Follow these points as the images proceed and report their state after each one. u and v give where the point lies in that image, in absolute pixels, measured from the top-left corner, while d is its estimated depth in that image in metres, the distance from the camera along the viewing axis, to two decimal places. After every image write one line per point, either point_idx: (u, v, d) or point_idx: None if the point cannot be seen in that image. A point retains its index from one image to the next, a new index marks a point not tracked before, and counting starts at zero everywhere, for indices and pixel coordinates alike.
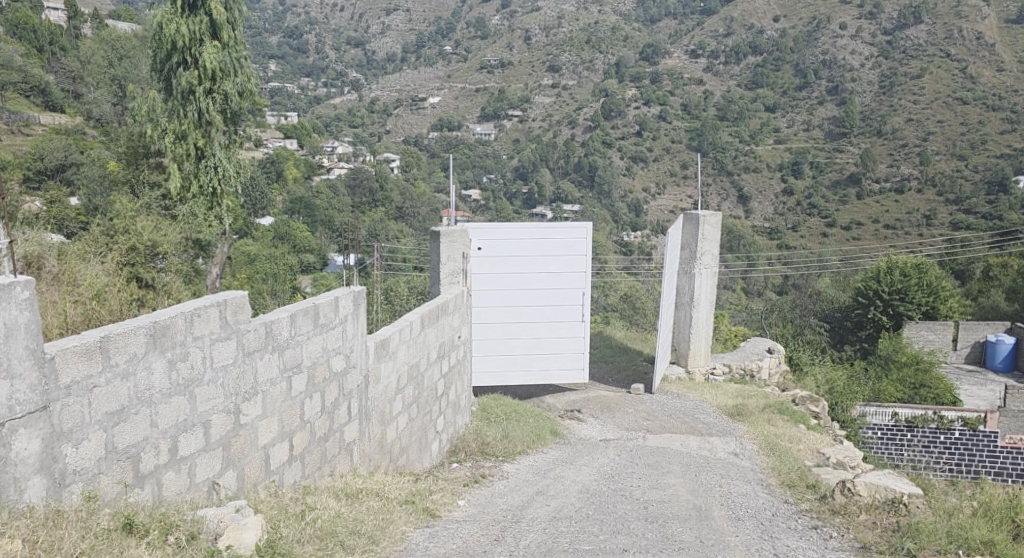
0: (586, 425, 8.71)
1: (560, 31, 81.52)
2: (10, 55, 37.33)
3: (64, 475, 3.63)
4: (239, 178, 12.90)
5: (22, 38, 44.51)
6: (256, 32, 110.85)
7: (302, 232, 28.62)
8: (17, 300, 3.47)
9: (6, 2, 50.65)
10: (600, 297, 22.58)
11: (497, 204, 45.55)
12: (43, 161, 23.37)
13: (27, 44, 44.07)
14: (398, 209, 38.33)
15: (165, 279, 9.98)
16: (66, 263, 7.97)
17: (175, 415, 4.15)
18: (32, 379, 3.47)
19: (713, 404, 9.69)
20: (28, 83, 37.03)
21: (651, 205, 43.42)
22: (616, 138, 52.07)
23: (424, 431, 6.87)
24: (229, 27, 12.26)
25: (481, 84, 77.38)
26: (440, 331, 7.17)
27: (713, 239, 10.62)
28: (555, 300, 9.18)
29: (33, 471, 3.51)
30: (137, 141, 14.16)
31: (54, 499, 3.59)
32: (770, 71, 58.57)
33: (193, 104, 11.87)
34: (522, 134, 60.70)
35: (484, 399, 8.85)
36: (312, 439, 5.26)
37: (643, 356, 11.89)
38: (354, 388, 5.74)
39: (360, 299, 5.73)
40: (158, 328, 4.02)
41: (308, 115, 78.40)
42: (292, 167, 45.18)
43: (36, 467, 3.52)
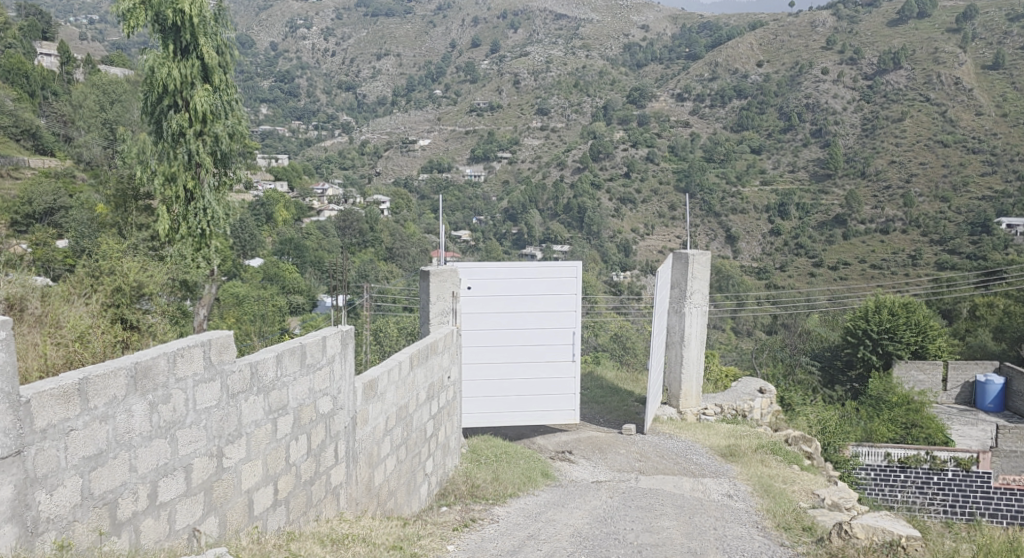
0: (578, 467, 8.58)
1: (548, 75, 82.66)
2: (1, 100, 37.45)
3: (36, 524, 3.50)
4: (229, 220, 12.81)
5: (13, 82, 44.77)
6: (248, 76, 111.94)
7: (292, 274, 28.56)
8: None
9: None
10: (590, 336, 22.54)
11: (487, 245, 45.70)
12: (32, 205, 23.34)
13: (19, 89, 44.27)
14: (388, 250, 38.38)
15: (150, 321, 9.89)
16: (49, 304, 7.87)
17: (155, 460, 4.05)
18: (7, 422, 3.37)
19: (705, 444, 9.59)
20: (18, 126, 37.12)
21: (640, 245, 43.61)
22: (605, 180, 52.49)
23: (412, 474, 6.74)
24: (221, 71, 12.30)
25: (471, 126, 78.14)
26: (430, 371, 7.10)
27: (702, 278, 10.62)
28: (545, 340, 9.12)
29: (3, 520, 3.38)
30: (126, 183, 14.05)
31: (24, 550, 3.45)
32: (755, 114, 59.26)
33: (183, 146, 11.85)
34: (511, 176, 61.14)
35: (474, 441, 8.71)
36: (297, 483, 5.15)
37: (635, 396, 11.76)
38: (341, 430, 5.64)
39: (348, 338, 5.66)
40: (140, 369, 3.93)
41: (298, 157, 78.83)
42: (282, 209, 45.28)
43: (8, 515, 3.40)
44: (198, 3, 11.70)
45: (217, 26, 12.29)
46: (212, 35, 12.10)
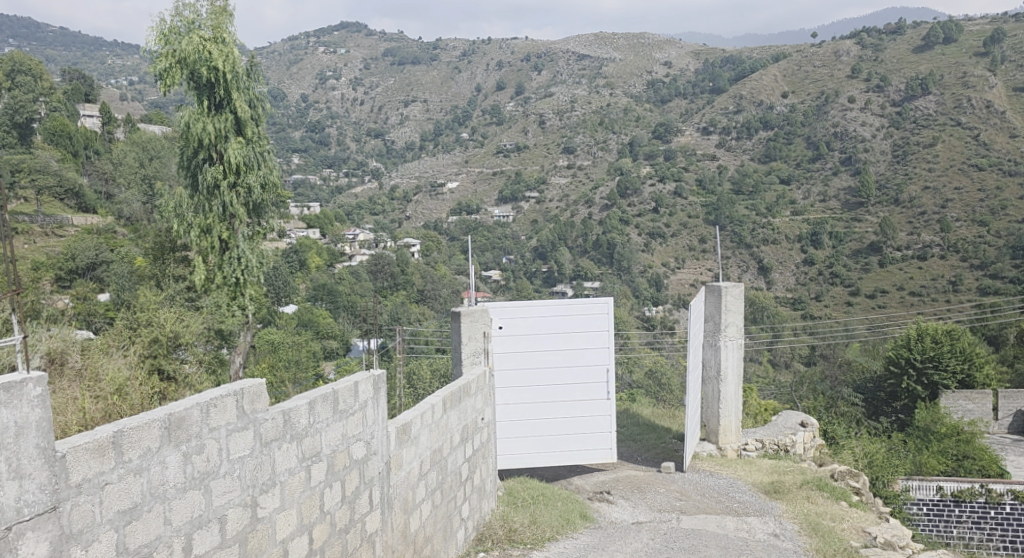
0: (617, 507, 8.40)
1: (573, 114, 83.24)
2: (46, 162, 38.49)
3: None
4: (263, 268, 12.89)
5: (58, 144, 46.26)
6: (280, 127, 114.50)
7: (326, 319, 28.80)
8: (28, 398, 3.39)
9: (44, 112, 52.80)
10: (625, 373, 22.30)
11: (517, 284, 45.78)
12: (75, 261, 23.88)
13: (63, 151, 45.65)
14: (419, 292, 38.58)
15: (185, 371, 9.94)
16: (88, 358, 8.02)
17: (190, 511, 4.02)
18: (43, 479, 3.40)
19: (747, 481, 9.34)
20: (62, 186, 38.00)
21: (672, 279, 43.31)
22: (633, 215, 52.47)
23: (448, 519, 6.63)
24: (254, 123, 12.52)
25: (498, 168, 78.85)
26: (463, 414, 7.02)
27: (736, 310, 10.47)
28: (578, 380, 9.01)
29: None
30: (164, 236, 14.27)
31: None
32: (783, 144, 58.99)
33: (217, 198, 12.02)
34: (540, 215, 61.34)
35: (511, 483, 8.58)
36: (332, 531, 5.08)
37: (672, 433, 11.54)
38: (375, 476, 5.57)
39: (381, 382, 5.62)
40: (173, 420, 3.95)
41: (330, 204, 80.02)
42: (315, 256, 45.85)
43: None
44: (231, 59, 11.97)
45: (250, 80, 12.56)
46: (244, 90, 12.36)
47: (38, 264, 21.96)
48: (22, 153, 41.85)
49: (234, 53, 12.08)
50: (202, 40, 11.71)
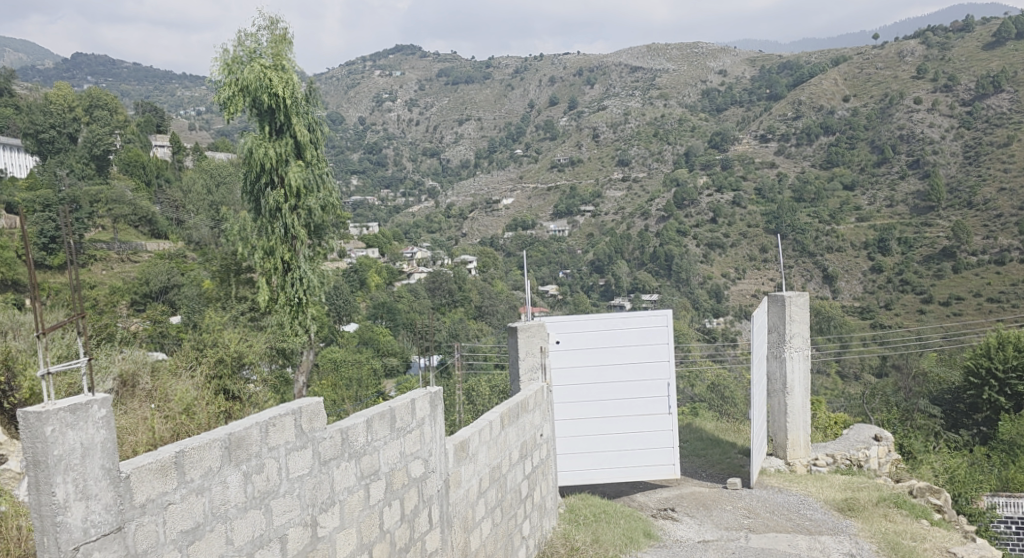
0: (682, 525, 8.16)
1: (627, 126, 82.74)
2: (121, 192, 39.90)
3: None
4: (324, 288, 12.97)
5: (133, 174, 48.26)
6: (339, 150, 117.43)
7: (386, 336, 29.14)
8: (94, 418, 3.47)
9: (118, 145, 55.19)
10: (686, 387, 21.96)
11: (575, 298, 45.81)
12: (148, 284, 24.72)
13: (137, 180, 47.48)
14: (478, 309, 38.80)
15: (250, 390, 10.01)
16: (159, 379, 8.17)
17: (251, 530, 4.04)
18: (108, 500, 3.46)
19: (819, 498, 8.98)
20: (136, 214, 39.32)
21: (732, 290, 42.46)
22: (691, 226, 51.95)
23: (509, 537, 6.53)
24: (313, 147, 12.65)
25: (553, 183, 79.05)
26: (522, 430, 6.92)
27: (801, 321, 10.16)
28: (638, 393, 8.80)
29: None
30: (230, 258, 14.47)
31: None
32: (845, 149, 57.47)
33: (279, 220, 12.17)
34: (596, 228, 61.20)
35: (572, 500, 8.42)
36: (392, 550, 5.01)
37: (738, 448, 11.22)
38: (434, 493, 5.50)
39: (437, 400, 5.56)
40: (234, 440, 3.97)
41: (388, 223, 81.64)
42: (375, 274, 46.62)
43: None
44: (291, 84, 12.14)
45: (309, 105, 12.71)
46: (303, 114, 12.50)
47: (115, 289, 22.88)
48: (100, 184, 43.75)
49: (294, 79, 12.27)
50: (263, 68, 11.93)
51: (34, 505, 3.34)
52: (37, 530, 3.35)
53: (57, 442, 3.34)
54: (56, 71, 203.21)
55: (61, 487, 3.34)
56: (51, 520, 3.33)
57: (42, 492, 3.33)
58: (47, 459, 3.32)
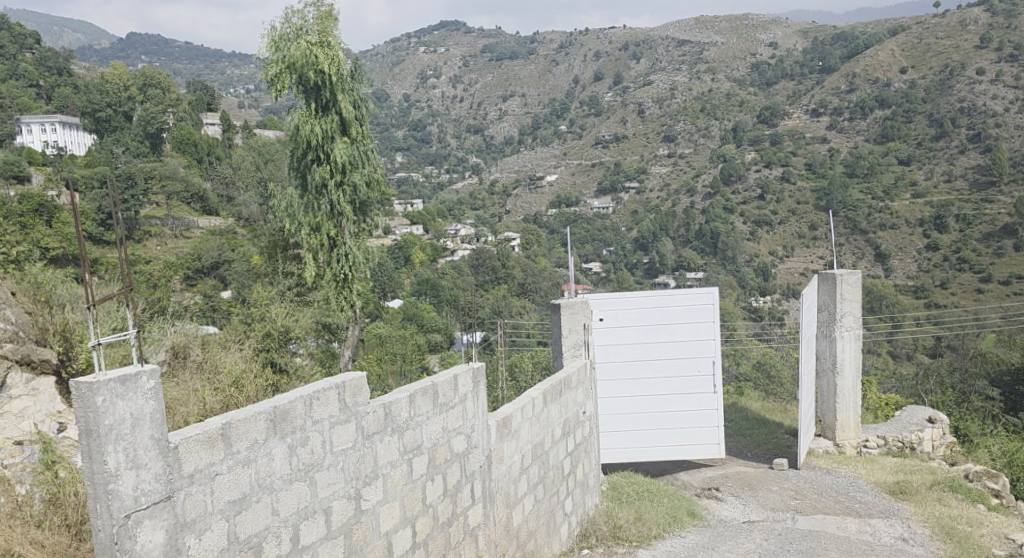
0: (727, 505, 8.07)
1: (673, 101, 81.38)
2: (174, 169, 40.81)
3: None
4: (370, 264, 13.01)
5: (185, 152, 49.27)
6: (384, 128, 118.55)
7: (430, 313, 29.36)
8: (143, 390, 3.55)
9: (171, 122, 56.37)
10: (731, 365, 21.63)
11: (618, 276, 45.69)
12: (201, 260, 25.32)
13: (189, 159, 48.48)
14: (521, 286, 38.84)
15: (297, 364, 10.16)
16: (209, 351, 8.31)
17: (296, 502, 4.11)
18: (157, 469, 3.55)
19: (870, 480, 8.80)
20: (189, 192, 40.19)
21: (780, 268, 41.60)
22: (738, 203, 51.20)
23: (552, 513, 6.54)
24: (358, 123, 12.64)
25: (598, 159, 78.56)
26: (564, 407, 6.88)
27: (853, 299, 9.92)
28: (683, 372, 8.68)
29: None
30: (278, 235, 14.57)
31: None
32: (901, 123, 55.61)
33: (325, 197, 12.27)
34: (640, 205, 60.80)
35: (615, 477, 8.38)
36: (435, 525, 5.06)
37: (784, 428, 11.04)
38: (476, 469, 5.51)
39: (480, 375, 5.54)
40: (278, 412, 4.03)
41: (433, 200, 82.31)
42: (419, 251, 46.95)
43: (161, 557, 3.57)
44: (336, 61, 12.13)
45: (354, 82, 12.68)
46: (349, 91, 12.49)
47: (170, 264, 23.50)
48: (154, 161, 44.77)
49: (340, 55, 12.26)
50: (309, 45, 11.96)
51: (86, 474, 3.43)
52: (89, 496, 3.44)
53: (109, 412, 3.43)
54: (111, 51, 208.84)
55: (112, 456, 3.43)
56: (104, 488, 3.42)
57: (93, 461, 3.42)
58: (98, 429, 3.40)
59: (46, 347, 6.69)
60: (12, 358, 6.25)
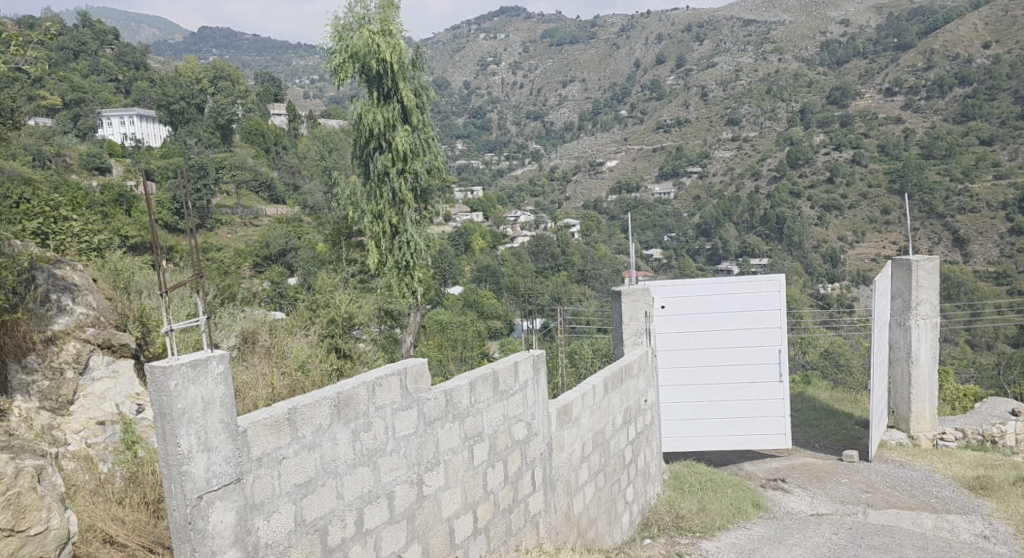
0: (794, 497, 7.85)
1: (738, 83, 79.58)
2: (243, 159, 41.88)
3: (256, 547, 3.70)
4: (431, 251, 13.07)
5: (253, 142, 50.62)
6: (444, 116, 119.75)
7: (490, 299, 29.48)
8: (213, 374, 3.59)
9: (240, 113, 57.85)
10: (797, 354, 21.06)
11: (680, 263, 45.22)
12: (269, 248, 25.93)
13: (257, 148, 49.66)
14: (581, 272, 38.55)
15: (361, 349, 10.26)
16: (276, 336, 8.42)
17: (360, 486, 4.12)
18: (228, 451, 3.60)
19: (946, 474, 8.47)
20: (257, 180, 41.15)
21: (850, 253, 40.27)
22: (805, 187, 49.99)
23: (612, 501, 6.46)
24: (419, 111, 12.65)
25: (659, 143, 77.62)
26: (625, 396, 6.78)
27: (930, 286, 9.52)
28: (747, 359, 8.45)
29: (228, 544, 3.60)
30: (342, 222, 14.71)
31: None
32: (983, 100, 52.75)
33: (387, 184, 12.34)
34: (703, 190, 60.02)
35: (678, 467, 8.24)
36: (496, 511, 5.04)
37: (854, 419, 10.71)
38: (537, 457, 5.47)
39: (541, 362, 5.47)
40: (342, 398, 4.03)
41: (492, 187, 82.97)
42: (480, 238, 47.17)
43: (232, 539, 3.62)
44: (398, 50, 12.14)
45: (416, 70, 12.66)
46: (410, 79, 12.49)
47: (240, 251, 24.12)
48: (224, 151, 45.94)
49: (401, 44, 12.26)
50: (371, 34, 11.95)
51: (161, 455, 3.49)
52: (164, 477, 3.51)
53: (181, 396, 3.47)
54: (184, 44, 216.55)
55: (185, 439, 3.48)
56: (177, 470, 3.48)
57: (167, 444, 3.47)
58: (172, 412, 3.45)
59: (126, 331, 6.55)
60: (94, 341, 6.22)
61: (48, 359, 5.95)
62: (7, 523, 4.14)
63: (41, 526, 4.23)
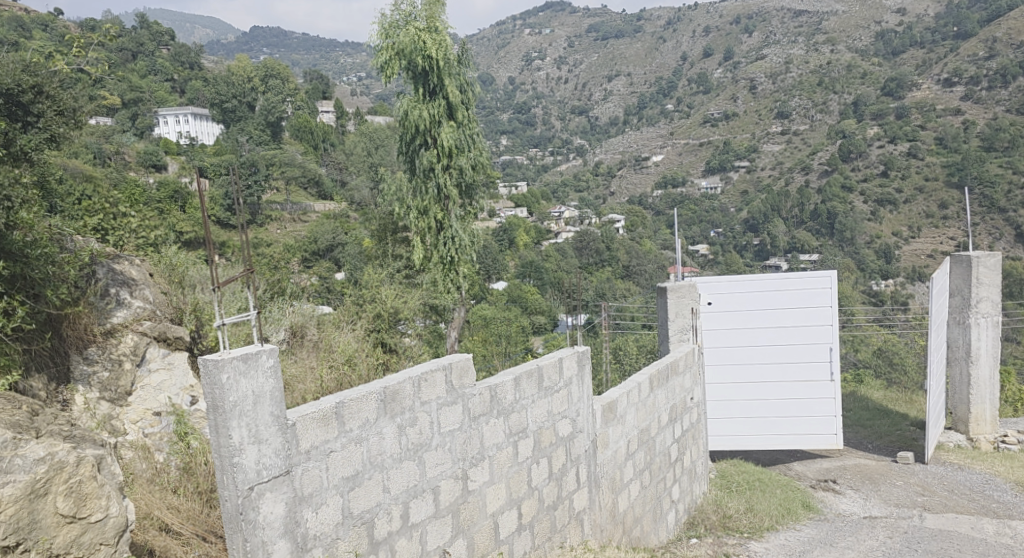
0: (845, 499, 7.65)
1: (788, 76, 78.15)
2: (292, 156, 42.53)
3: (305, 540, 3.69)
4: (475, 247, 13.05)
5: (301, 139, 51.32)
6: (489, 112, 120.83)
7: (534, 295, 29.45)
8: (263, 368, 3.59)
9: (289, 110, 58.77)
10: (849, 353, 20.81)
11: (727, 258, 44.69)
12: (317, 244, 26.26)
13: (306, 145, 50.31)
14: (625, 268, 38.26)
15: (406, 344, 10.27)
16: (324, 331, 8.47)
17: (405, 480, 4.11)
18: (277, 445, 3.60)
19: (1007, 479, 8.17)
20: (306, 177, 41.71)
21: (905, 249, 39.22)
22: (858, 181, 48.92)
23: (658, 500, 6.35)
24: (464, 107, 12.64)
25: (706, 138, 76.79)
26: (671, 393, 6.66)
27: (990, 283, 9.20)
28: (799, 357, 8.24)
29: (277, 535, 3.59)
30: (387, 218, 14.77)
31: None
32: None
33: (433, 180, 12.36)
34: (751, 185, 59.29)
35: (724, 466, 8.08)
36: (540, 507, 4.99)
37: (909, 420, 10.41)
38: (582, 453, 5.39)
39: (586, 359, 5.39)
40: (388, 393, 4.02)
41: (536, 182, 83.38)
42: (524, 234, 47.19)
43: (281, 531, 3.61)
44: (444, 46, 12.14)
45: (461, 66, 12.65)
46: (455, 75, 12.47)
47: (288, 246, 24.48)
48: (273, 148, 46.68)
49: (447, 40, 12.26)
50: (417, 31, 11.99)
51: (213, 446, 3.50)
52: (216, 468, 3.50)
53: (232, 389, 3.47)
54: (236, 43, 221.36)
55: (236, 432, 3.48)
56: (228, 461, 3.47)
57: (219, 435, 3.48)
58: (224, 405, 3.45)
59: (181, 325, 6.67)
60: (150, 334, 6.28)
61: (108, 352, 5.99)
62: (69, 511, 3.87)
63: (100, 514, 3.93)
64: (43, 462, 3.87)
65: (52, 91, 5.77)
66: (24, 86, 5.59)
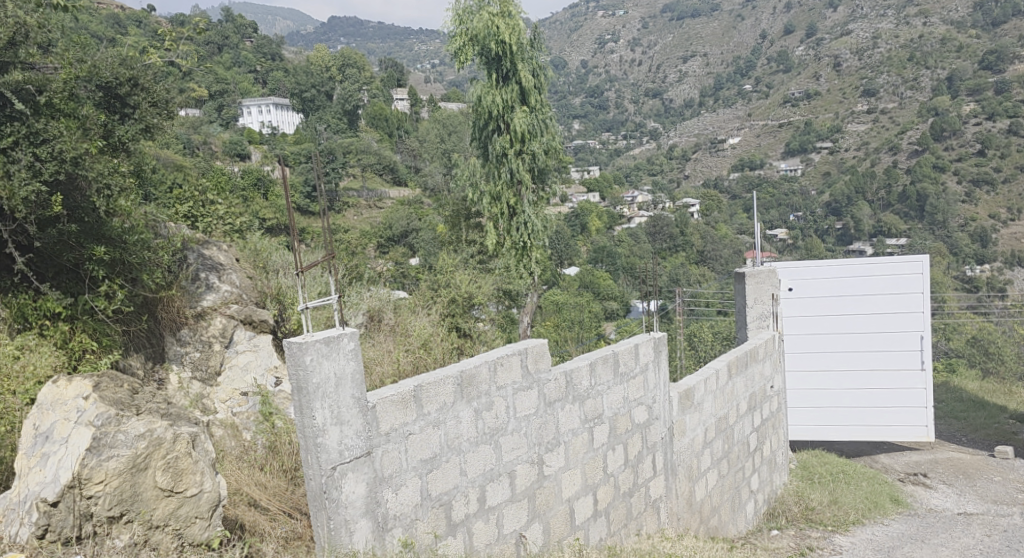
0: (937, 494, 7.38)
1: (875, 52, 75.13)
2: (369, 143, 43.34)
3: (386, 519, 3.76)
4: (548, 233, 13.00)
5: (377, 126, 52.15)
6: (561, 97, 121.06)
7: (606, 281, 29.24)
8: (344, 351, 3.65)
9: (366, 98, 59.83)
10: (941, 341, 20.32)
11: (806, 243, 43.57)
12: (392, 229, 26.84)
13: (381, 132, 51.10)
14: (700, 254, 37.67)
15: (480, 329, 10.37)
16: (400, 315, 8.59)
17: (482, 464, 4.14)
18: (358, 426, 3.67)
19: None
20: (381, 164, 42.42)
21: (1003, 231, 37.33)
22: (951, 161, 46.79)
23: (736, 490, 6.25)
24: (538, 91, 12.58)
25: (786, 119, 74.83)
26: (750, 381, 6.52)
27: None
28: (888, 345, 7.97)
29: (360, 515, 3.67)
30: (460, 203, 14.81)
31: (377, 544, 3.71)
32: None
33: (506, 165, 12.38)
34: (833, 166, 57.54)
35: (806, 456, 7.90)
36: (616, 494, 4.97)
37: (1007, 412, 9.94)
38: (658, 441, 5.34)
39: (662, 345, 5.31)
40: (465, 378, 4.05)
41: (609, 167, 83.03)
42: (597, 219, 46.87)
43: (363, 511, 3.68)
44: (517, 30, 12.10)
45: (534, 51, 12.58)
46: (528, 60, 12.42)
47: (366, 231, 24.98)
48: (351, 136, 47.61)
49: (520, 25, 12.19)
50: (491, 16, 11.94)
51: (298, 426, 3.58)
52: (302, 448, 3.59)
53: (315, 371, 3.55)
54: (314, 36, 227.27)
55: (319, 412, 3.56)
56: (312, 441, 3.55)
57: (303, 415, 3.55)
58: (307, 387, 3.53)
59: (265, 309, 6.89)
60: (237, 317, 6.49)
61: (199, 334, 6.24)
62: (167, 484, 3.87)
63: (196, 488, 3.92)
64: (142, 437, 3.90)
65: (146, 83, 5.94)
66: (121, 79, 5.76)
